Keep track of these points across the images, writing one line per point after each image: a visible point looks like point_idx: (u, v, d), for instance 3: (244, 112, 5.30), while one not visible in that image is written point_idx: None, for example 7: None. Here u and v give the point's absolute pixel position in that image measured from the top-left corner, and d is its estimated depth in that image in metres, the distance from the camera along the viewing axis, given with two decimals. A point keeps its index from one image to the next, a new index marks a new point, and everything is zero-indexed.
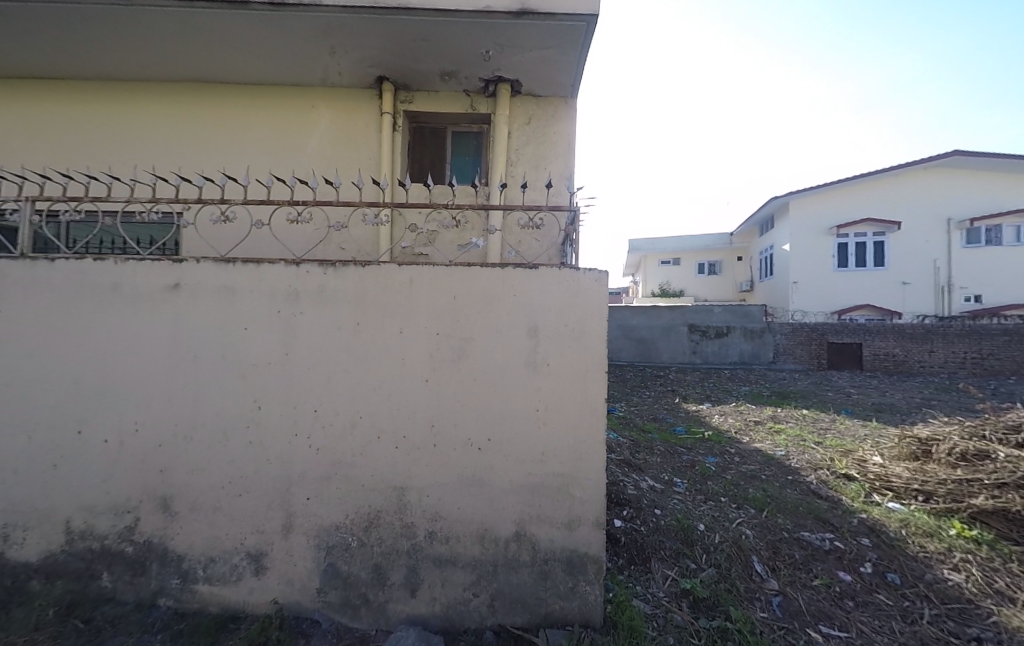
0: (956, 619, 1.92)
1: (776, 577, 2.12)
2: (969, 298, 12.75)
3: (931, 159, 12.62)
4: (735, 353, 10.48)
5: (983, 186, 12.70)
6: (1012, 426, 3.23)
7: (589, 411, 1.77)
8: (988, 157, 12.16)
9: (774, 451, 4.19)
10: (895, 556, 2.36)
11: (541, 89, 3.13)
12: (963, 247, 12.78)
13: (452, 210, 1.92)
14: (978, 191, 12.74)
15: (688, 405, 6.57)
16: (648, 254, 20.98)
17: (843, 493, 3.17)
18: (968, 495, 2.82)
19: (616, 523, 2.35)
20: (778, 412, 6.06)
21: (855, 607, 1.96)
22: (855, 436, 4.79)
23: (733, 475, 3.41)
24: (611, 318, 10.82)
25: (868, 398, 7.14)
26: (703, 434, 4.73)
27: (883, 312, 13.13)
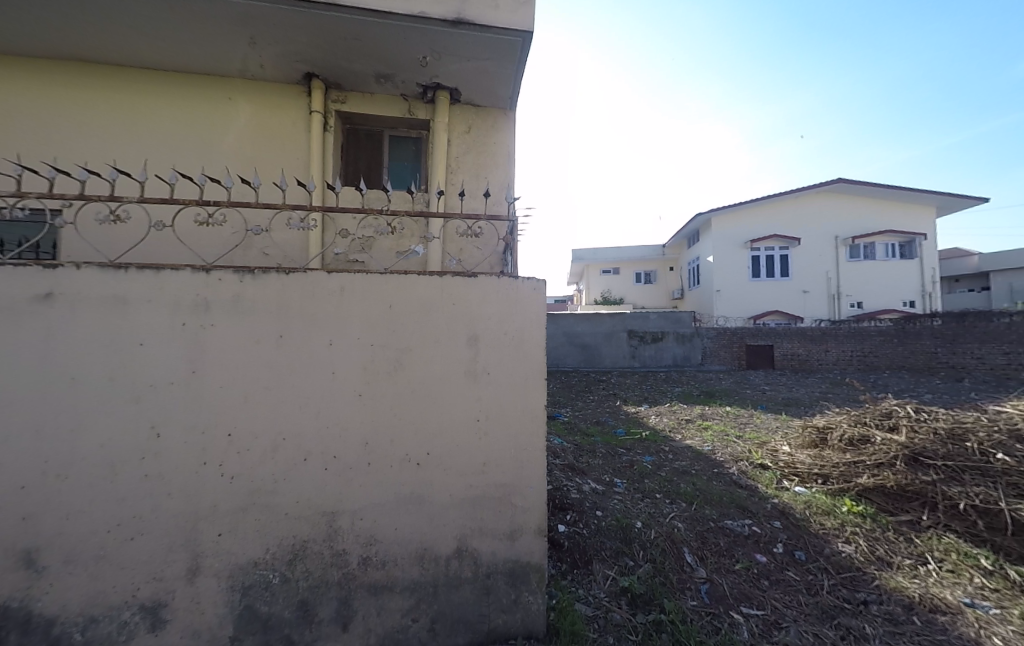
0: (848, 586, 2.20)
1: (703, 566, 2.27)
2: (854, 304, 14.83)
3: (820, 186, 14.64)
4: (669, 356, 11.26)
5: (860, 210, 14.95)
6: (885, 412, 3.76)
7: (529, 418, 1.79)
8: (863, 184, 14.39)
9: (702, 446, 4.54)
10: (801, 535, 2.65)
11: (480, 100, 3.16)
12: (847, 261, 14.88)
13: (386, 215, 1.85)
14: (856, 213, 14.97)
15: (628, 408, 6.91)
16: (591, 264, 21.88)
17: (759, 481, 3.51)
18: (855, 475, 3.25)
19: (560, 528, 2.40)
20: (705, 410, 6.58)
21: (769, 586, 2.17)
22: (768, 428, 5.35)
23: (667, 472, 3.63)
24: (557, 325, 11.11)
25: (780, 394, 8.01)
26: (641, 434, 4.99)
27: (789, 317, 14.83)
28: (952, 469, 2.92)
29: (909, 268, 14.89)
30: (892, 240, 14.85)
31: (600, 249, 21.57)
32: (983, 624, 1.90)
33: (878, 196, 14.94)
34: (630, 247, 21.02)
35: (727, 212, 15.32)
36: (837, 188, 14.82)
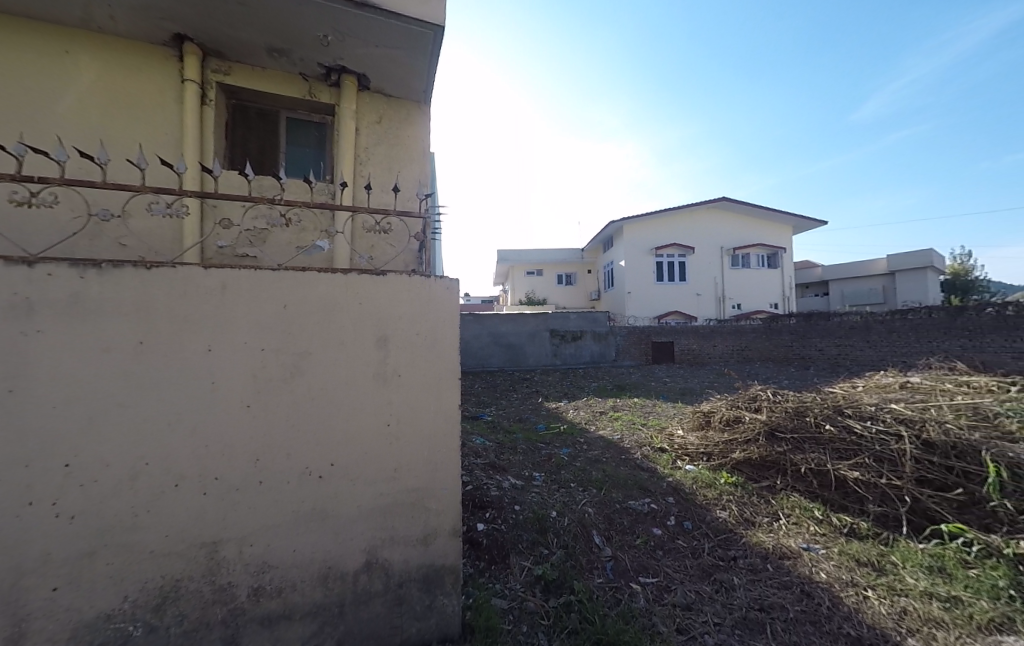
0: (724, 546, 2.56)
1: (609, 545, 2.46)
2: (734, 305, 17.26)
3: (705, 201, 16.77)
4: (586, 353, 12.00)
5: (736, 224, 17.44)
6: (751, 396, 4.46)
7: (443, 419, 1.76)
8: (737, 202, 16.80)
9: (612, 435, 4.92)
10: (689, 506, 3.03)
11: (390, 90, 3.02)
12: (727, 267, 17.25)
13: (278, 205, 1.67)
14: (732, 227, 17.41)
15: (550, 404, 7.20)
16: (514, 264, 22.32)
17: (658, 463, 3.91)
18: (730, 451, 3.80)
19: (478, 527, 2.42)
20: (617, 402, 7.13)
21: (663, 555, 2.43)
22: (667, 415, 5.99)
23: (581, 462, 3.87)
24: (482, 325, 11.14)
25: (677, 384, 9.00)
26: (560, 428, 5.24)
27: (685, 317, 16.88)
28: (796, 440, 3.57)
29: (772, 274, 17.77)
30: (760, 251, 17.55)
31: (522, 250, 22.13)
32: (814, 563, 2.35)
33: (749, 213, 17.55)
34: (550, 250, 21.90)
35: (633, 221, 16.81)
36: (719, 204, 17.13)
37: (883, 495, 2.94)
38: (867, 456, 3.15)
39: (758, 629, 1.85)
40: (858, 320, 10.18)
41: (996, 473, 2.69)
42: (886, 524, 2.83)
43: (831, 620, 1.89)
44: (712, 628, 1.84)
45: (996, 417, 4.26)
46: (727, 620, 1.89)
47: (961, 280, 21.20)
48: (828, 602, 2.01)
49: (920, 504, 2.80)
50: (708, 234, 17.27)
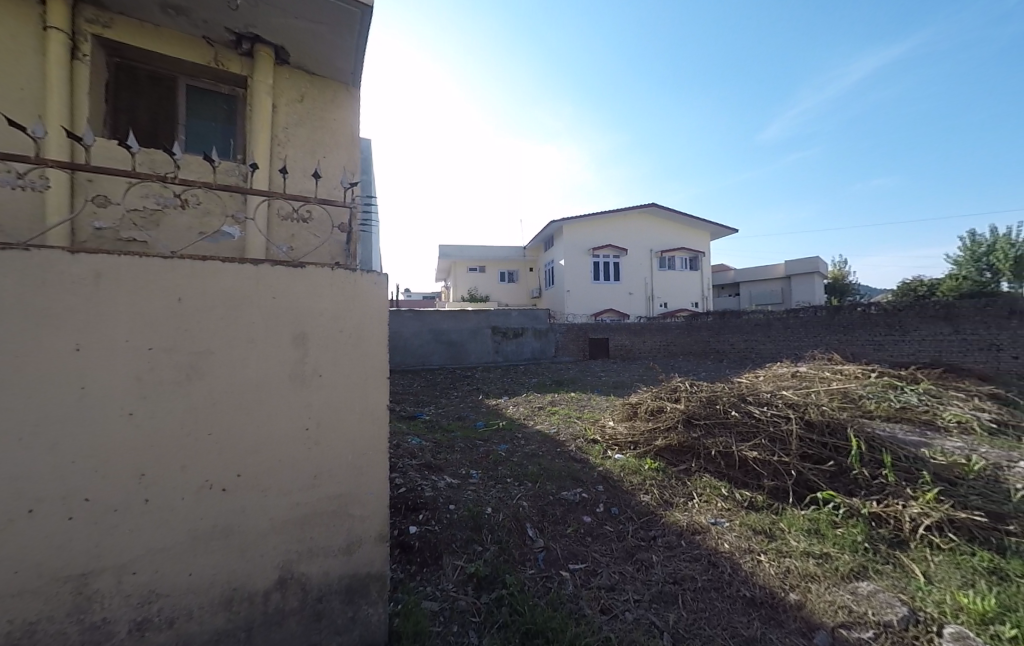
0: (645, 527, 2.77)
1: (542, 536, 2.54)
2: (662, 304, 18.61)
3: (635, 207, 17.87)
4: (528, 350, 12.28)
5: (663, 229, 18.77)
6: (672, 388, 4.85)
7: (368, 420, 1.69)
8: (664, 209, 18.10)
9: (549, 430, 5.07)
10: (616, 493, 3.22)
11: (314, 68, 2.81)
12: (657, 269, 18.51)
13: (171, 183, 1.47)
14: (660, 232, 18.73)
15: (491, 400, 7.23)
16: (457, 261, 22.09)
17: (590, 454, 4.10)
18: (653, 439, 4.11)
19: (411, 529, 2.38)
20: (554, 397, 7.36)
21: (592, 541, 2.56)
22: (600, 408, 6.30)
23: (518, 457, 3.93)
24: (422, 322, 10.85)
25: (611, 379, 9.50)
26: (499, 425, 5.28)
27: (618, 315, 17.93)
28: (708, 426, 3.95)
29: (693, 277, 19.43)
30: (683, 255, 19.12)
31: (463, 247, 21.91)
32: (719, 535, 2.63)
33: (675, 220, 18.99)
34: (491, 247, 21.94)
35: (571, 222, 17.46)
36: (648, 211, 18.38)
37: (775, 470, 3.36)
38: (763, 437, 3.61)
39: (672, 600, 2.02)
40: (761, 318, 11.30)
41: (857, 447, 3.31)
42: (779, 496, 3.21)
43: (732, 585, 2.13)
44: (633, 604, 1.98)
45: (861, 400, 5.11)
46: (646, 596, 2.04)
47: (839, 285, 24.91)
48: (729, 569, 2.26)
49: (803, 477, 3.25)
50: (638, 237, 18.41)
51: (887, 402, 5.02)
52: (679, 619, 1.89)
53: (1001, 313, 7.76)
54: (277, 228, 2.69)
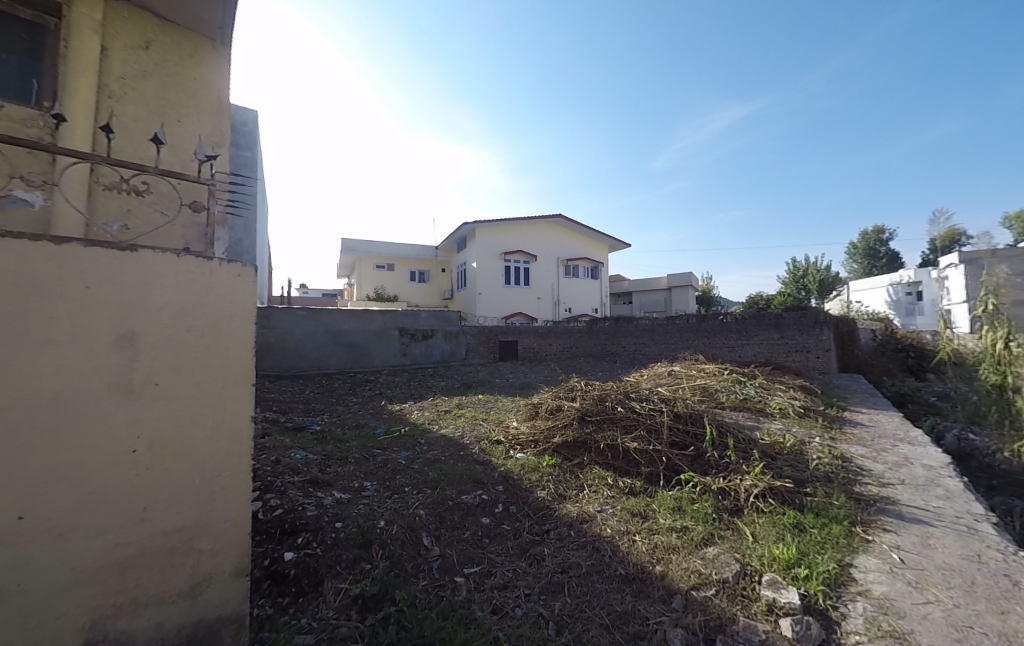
0: (540, 521, 2.88)
1: (438, 544, 2.48)
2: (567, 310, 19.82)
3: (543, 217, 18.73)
4: (437, 352, 12.04)
5: (568, 240, 19.95)
6: (569, 388, 5.18)
7: (223, 436, 1.52)
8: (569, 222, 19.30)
9: (454, 433, 5.00)
10: (515, 492, 3.30)
11: (166, 14, 2.45)
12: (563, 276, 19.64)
13: None
14: (566, 242, 19.87)
15: (394, 405, 6.88)
16: (361, 256, 20.66)
17: (493, 455, 4.15)
18: (552, 436, 4.33)
19: (286, 556, 2.13)
20: (462, 400, 7.30)
21: (489, 542, 2.57)
22: (505, 409, 6.43)
23: (418, 464, 3.79)
24: (319, 322, 9.90)
25: (518, 380, 9.78)
26: (402, 431, 5.04)
27: (526, 318, 18.60)
28: (599, 421, 4.32)
29: (594, 285, 21.06)
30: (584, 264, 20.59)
31: (368, 242, 20.64)
32: (603, 521, 2.87)
33: (579, 232, 20.34)
34: (397, 245, 21.03)
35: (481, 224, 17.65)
36: (554, 221, 19.47)
37: (651, 457, 3.79)
38: (641, 429, 4.08)
39: (559, 589, 2.14)
40: (647, 323, 12.73)
41: (710, 433, 3.94)
42: (654, 480, 3.62)
43: (610, 566, 2.34)
44: (523, 599, 2.05)
45: (717, 394, 6.10)
46: (536, 589, 2.13)
47: (706, 297, 29.45)
48: (609, 551, 2.48)
49: (671, 461, 3.73)
50: (546, 245, 19.32)
51: (734, 394, 6.08)
52: (564, 606, 2.00)
53: (810, 322, 9.96)
54: (103, 199, 2.22)
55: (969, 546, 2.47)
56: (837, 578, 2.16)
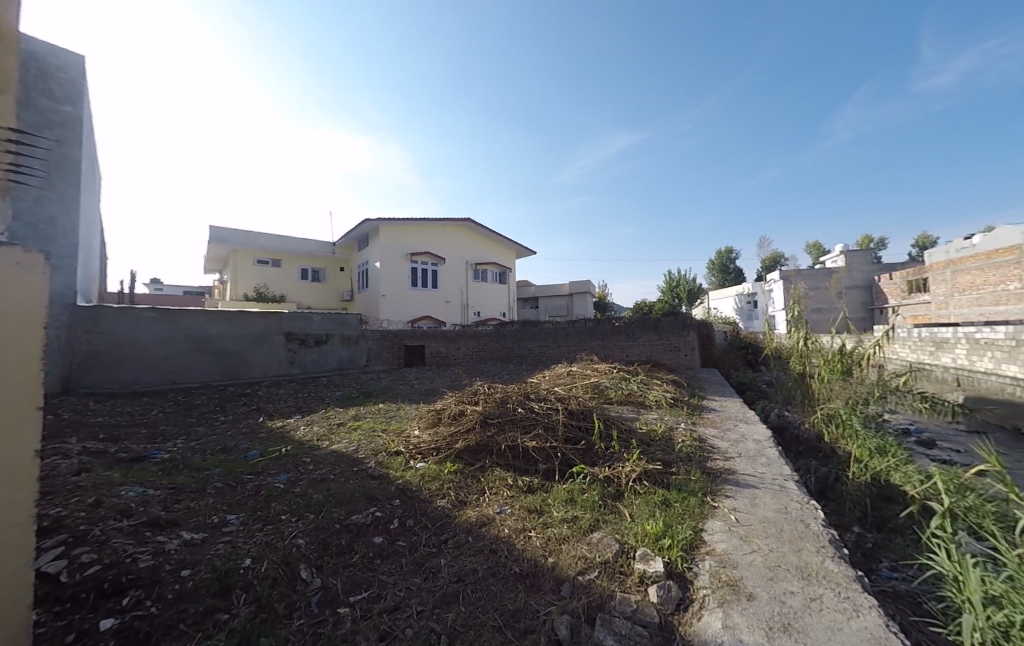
0: (438, 532, 2.79)
1: (320, 574, 2.24)
2: (476, 313, 19.83)
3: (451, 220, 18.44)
4: (334, 359, 11.23)
5: (477, 245, 19.98)
6: (472, 393, 5.19)
7: (3, 470, 1.27)
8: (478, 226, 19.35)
9: (346, 447, 4.59)
10: (413, 504, 3.14)
11: None
12: (472, 280, 19.59)
13: None
14: (474, 247, 19.86)
15: (276, 421, 6.07)
16: (238, 250, 17.86)
17: (390, 468, 3.90)
18: (454, 442, 4.27)
19: (104, 624, 1.71)
20: (359, 410, 6.77)
21: (380, 562, 2.41)
22: (406, 418, 6.14)
23: (300, 486, 3.38)
24: (174, 326, 8.28)
25: (423, 386, 9.45)
26: (282, 451, 4.45)
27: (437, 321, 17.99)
28: (500, 423, 4.40)
29: (502, 290, 21.49)
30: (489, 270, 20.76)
31: (245, 234, 17.99)
32: (501, 522, 2.92)
33: (488, 237, 20.55)
34: (281, 240, 18.70)
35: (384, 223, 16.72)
36: (463, 224, 19.07)
37: (547, 454, 3.98)
38: (539, 427, 4.28)
39: (453, 599, 2.10)
40: (550, 327, 13.06)
41: (597, 426, 4.33)
42: (550, 475, 3.79)
43: (505, 566, 2.38)
44: (414, 618, 1.96)
45: (606, 390, 6.71)
46: (428, 604, 2.06)
47: (600, 303, 32.37)
48: (505, 552, 2.52)
49: (565, 456, 3.97)
50: (455, 249, 19.04)
51: (620, 389, 6.78)
52: (457, 616, 1.97)
53: (680, 326, 11.61)
54: None
55: (781, 500, 3.13)
56: (691, 543, 2.54)
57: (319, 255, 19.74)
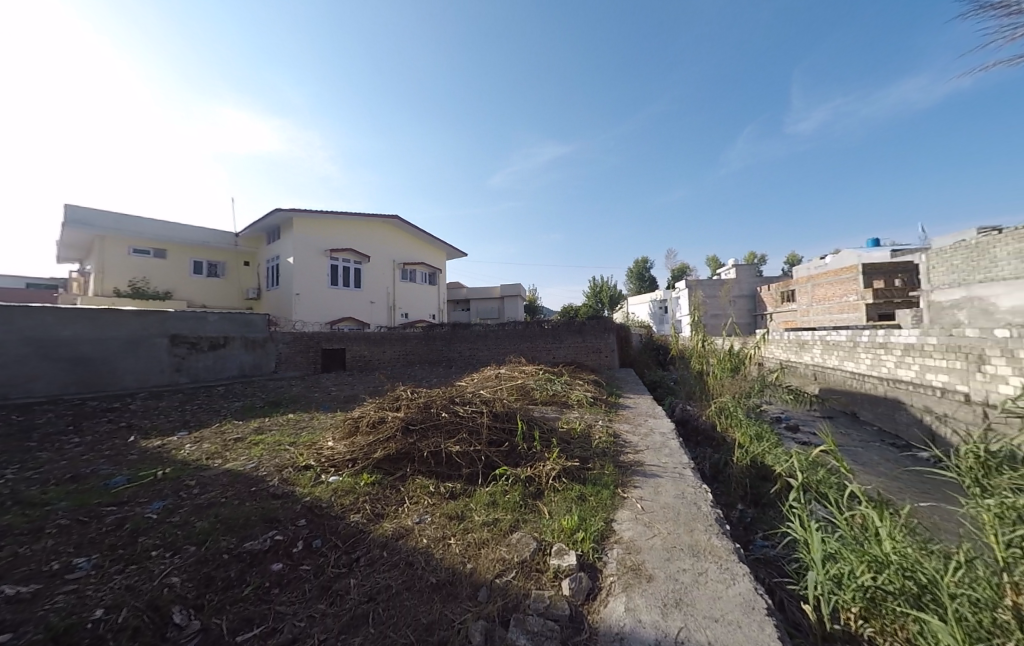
0: (350, 550, 2.58)
1: (200, 616, 1.95)
2: (403, 315, 18.99)
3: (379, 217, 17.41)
4: (234, 366, 10.04)
5: (405, 244, 19.18)
6: (394, 398, 4.94)
7: None
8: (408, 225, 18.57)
9: (244, 465, 4.07)
10: (321, 523, 2.87)
11: None
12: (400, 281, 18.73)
13: None
14: (403, 246, 19.02)
15: (152, 440, 5.17)
16: (106, 236, 14.97)
17: (297, 485, 3.54)
18: (372, 452, 4.01)
19: None
20: (263, 422, 6.04)
21: (278, 592, 2.17)
22: (320, 428, 5.63)
23: (180, 514, 2.92)
24: (7, 326, 6.66)
25: (342, 393, 8.79)
26: (157, 475, 3.79)
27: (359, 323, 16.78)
28: (423, 429, 4.25)
29: (430, 291, 20.93)
30: (417, 271, 20.07)
31: (117, 218, 15.16)
32: (420, 532, 2.81)
33: (416, 237, 19.86)
34: (166, 227, 16.09)
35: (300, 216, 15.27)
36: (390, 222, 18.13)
37: (471, 458, 3.93)
38: (463, 432, 4.21)
39: (362, 621, 1.96)
40: (481, 329, 12.57)
41: (520, 427, 4.40)
42: (473, 479, 3.75)
43: (422, 578, 2.29)
44: None
45: (531, 391, 6.87)
46: (333, 631, 1.89)
47: (531, 307, 33.08)
48: (422, 563, 2.43)
49: (488, 459, 3.96)
50: (382, 247, 18.03)
51: (545, 389, 6.98)
52: (365, 640, 1.84)
53: (601, 330, 12.31)
54: None
55: (680, 487, 3.47)
56: (603, 534, 2.70)
57: (216, 246, 17.19)
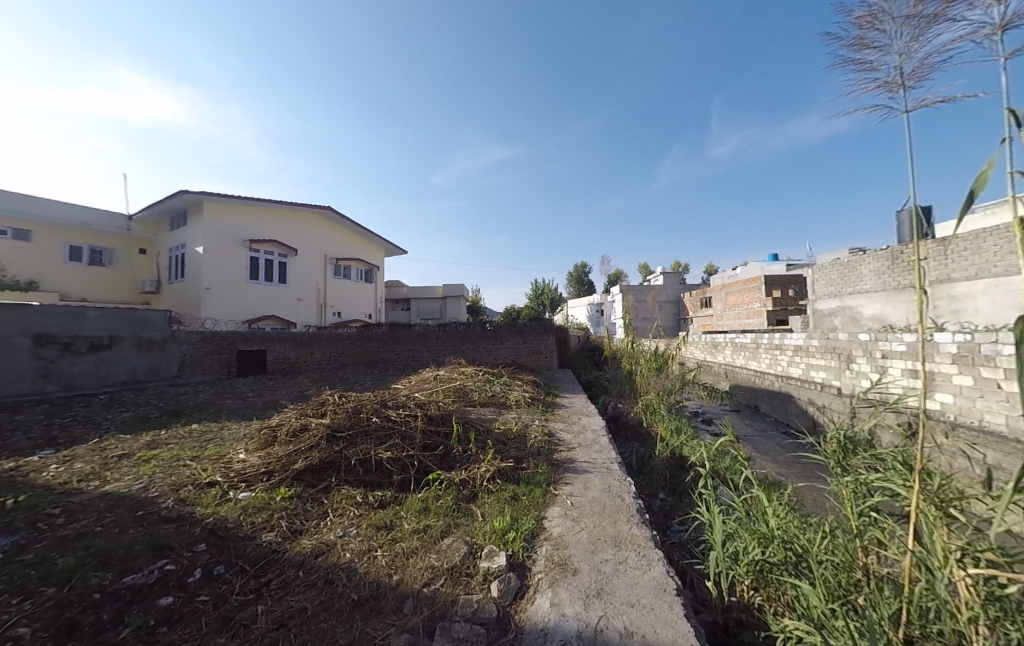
0: (260, 574, 2.32)
1: None
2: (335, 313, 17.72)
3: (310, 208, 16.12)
4: (123, 371, 8.64)
5: (338, 238, 17.97)
6: (319, 404, 4.57)
7: None
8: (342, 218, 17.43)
9: (129, 486, 3.49)
10: (225, 546, 2.56)
11: None
12: (330, 277, 17.47)
13: None
14: (335, 240, 17.81)
15: (3, 462, 4.24)
16: None
17: (197, 505, 3.12)
18: (291, 463, 3.67)
19: None
20: (159, 435, 5.25)
21: (166, 631, 1.89)
22: (232, 439, 5.02)
23: (36, 551, 2.43)
24: None
25: (259, 399, 7.95)
26: (7, 505, 3.12)
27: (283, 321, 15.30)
28: (351, 436, 3.98)
29: (364, 289, 19.82)
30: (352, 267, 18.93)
31: None
32: (343, 546, 2.62)
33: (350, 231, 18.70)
34: (30, 204, 13.36)
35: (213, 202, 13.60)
36: (322, 213, 16.88)
37: (403, 464, 3.77)
38: (396, 437, 4.03)
39: None
40: (421, 328, 12.14)
41: (455, 430, 4.33)
42: (404, 486, 3.60)
43: (341, 596, 2.14)
44: None
45: (469, 393, 6.79)
46: None
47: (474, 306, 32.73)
48: (343, 580, 2.26)
49: (421, 464, 3.83)
50: (312, 240, 16.70)
51: (484, 391, 6.95)
52: None
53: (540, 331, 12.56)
54: None
55: (606, 481, 3.65)
56: (533, 532, 2.74)
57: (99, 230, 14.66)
